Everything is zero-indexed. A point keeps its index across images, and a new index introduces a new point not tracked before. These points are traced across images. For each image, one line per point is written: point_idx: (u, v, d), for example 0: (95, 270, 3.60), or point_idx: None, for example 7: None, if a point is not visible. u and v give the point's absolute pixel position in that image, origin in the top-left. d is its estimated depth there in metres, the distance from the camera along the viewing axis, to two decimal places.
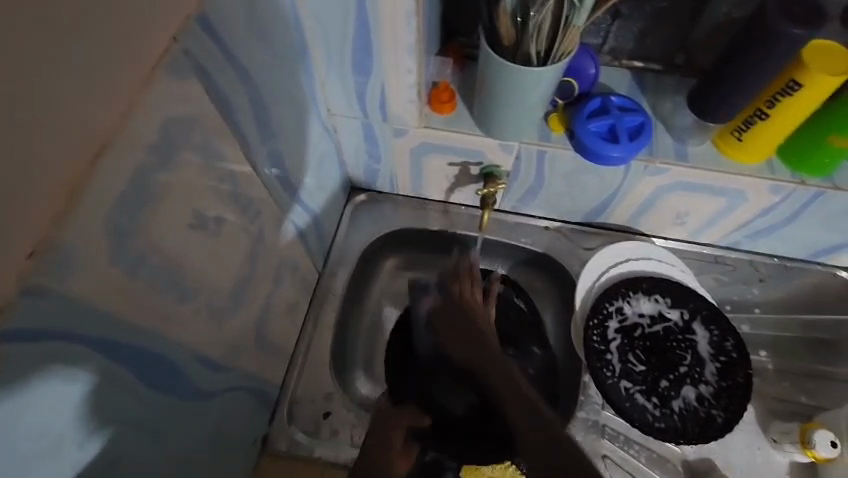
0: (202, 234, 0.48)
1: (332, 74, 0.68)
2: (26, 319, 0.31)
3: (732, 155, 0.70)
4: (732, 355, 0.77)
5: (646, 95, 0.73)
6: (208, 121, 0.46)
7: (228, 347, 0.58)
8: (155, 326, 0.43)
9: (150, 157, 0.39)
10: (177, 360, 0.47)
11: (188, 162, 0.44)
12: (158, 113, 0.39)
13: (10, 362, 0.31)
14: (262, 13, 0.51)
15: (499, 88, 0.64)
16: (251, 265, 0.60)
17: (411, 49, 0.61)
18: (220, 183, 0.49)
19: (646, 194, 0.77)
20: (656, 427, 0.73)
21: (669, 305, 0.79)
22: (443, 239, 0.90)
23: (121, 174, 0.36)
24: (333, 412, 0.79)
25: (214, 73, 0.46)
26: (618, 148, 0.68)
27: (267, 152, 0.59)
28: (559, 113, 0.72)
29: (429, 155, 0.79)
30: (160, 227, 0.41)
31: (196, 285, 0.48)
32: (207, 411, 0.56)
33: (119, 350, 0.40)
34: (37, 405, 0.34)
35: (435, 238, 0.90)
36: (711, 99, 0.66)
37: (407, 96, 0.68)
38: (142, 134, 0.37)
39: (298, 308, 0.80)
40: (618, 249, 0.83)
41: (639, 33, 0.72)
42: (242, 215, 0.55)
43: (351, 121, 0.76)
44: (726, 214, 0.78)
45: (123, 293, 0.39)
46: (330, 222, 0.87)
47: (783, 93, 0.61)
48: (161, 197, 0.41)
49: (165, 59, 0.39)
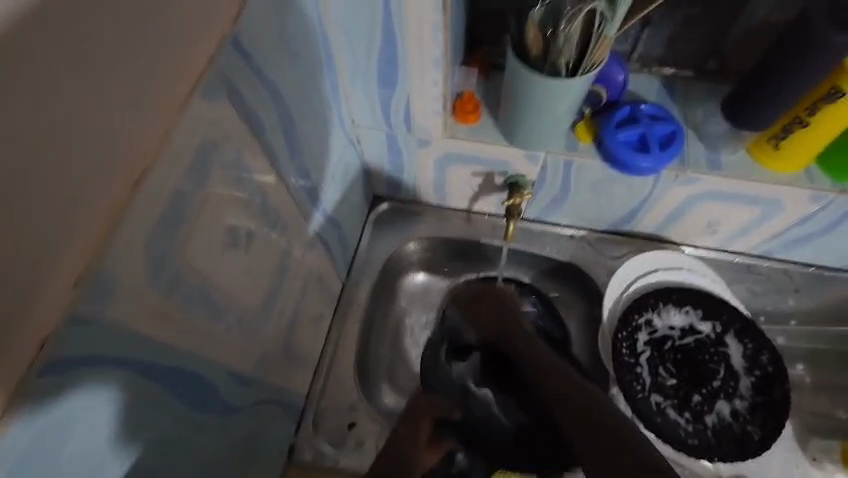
0: (233, 252, 0.48)
1: (357, 87, 0.68)
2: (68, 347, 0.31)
3: (767, 163, 0.67)
4: (768, 369, 0.75)
5: (676, 103, 0.71)
6: (240, 140, 0.46)
7: (257, 361, 0.58)
8: (188, 344, 0.43)
9: (185, 180, 0.39)
10: (208, 378, 0.47)
11: (221, 182, 0.44)
12: (191, 136, 0.39)
13: (52, 390, 0.30)
14: (291, 30, 0.51)
15: (526, 98, 0.63)
16: (279, 279, 0.60)
17: (438, 61, 0.61)
18: (251, 200, 0.50)
19: (676, 203, 0.75)
20: (689, 443, 0.71)
21: (701, 316, 0.77)
22: (468, 249, 0.90)
23: (160, 198, 0.36)
24: (358, 423, 0.78)
25: (247, 93, 0.46)
26: (648, 158, 0.67)
27: (295, 166, 0.59)
28: (587, 121, 0.71)
29: (453, 165, 0.79)
30: (193, 248, 0.41)
31: (227, 302, 0.48)
32: (236, 425, 0.56)
33: (156, 371, 0.40)
34: (78, 430, 0.34)
35: (464, 249, 0.90)
36: (748, 106, 0.65)
37: (433, 107, 0.68)
38: (180, 157, 0.38)
39: (323, 319, 0.80)
40: (647, 258, 0.81)
41: (669, 39, 0.70)
42: (270, 230, 0.55)
43: (375, 132, 0.76)
44: (761, 223, 0.76)
45: (161, 314, 0.39)
46: (353, 231, 0.86)
47: (825, 100, 0.58)
48: (195, 218, 0.41)
49: (200, 81, 0.39)
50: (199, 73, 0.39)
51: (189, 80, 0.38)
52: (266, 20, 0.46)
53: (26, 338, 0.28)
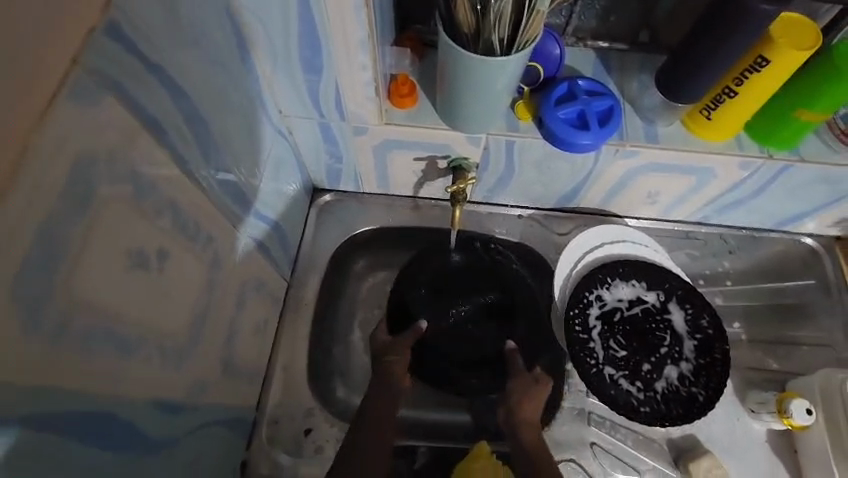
0: (144, 272, 0.42)
1: (279, 74, 0.62)
2: None
3: (702, 134, 0.68)
4: (709, 332, 0.78)
5: (612, 76, 0.71)
6: (135, 146, 0.40)
7: (192, 385, 0.53)
8: (94, 386, 0.38)
9: (60, 202, 0.32)
10: (128, 416, 0.42)
11: (116, 198, 0.38)
12: (64, 150, 0.32)
13: None
14: (187, 14, 0.44)
15: (462, 79, 0.60)
16: (209, 293, 0.55)
17: (363, 44, 0.56)
18: (159, 215, 0.44)
19: (618, 176, 0.75)
20: (642, 411, 0.74)
21: (646, 287, 0.80)
22: (430, 238, 0.87)
23: (27, 229, 0.30)
24: (315, 429, 0.75)
25: (136, 92, 0.39)
26: (588, 134, 0.65)
27: (213, 168, 0.53)
28: (526, 99, 0.69)
29: (393, 152, 0.75)
30: (85, 275, 0.35)
31: (142, 332, 0.43)
32: (173, 457, 0.51)
33: (55, 425, 0.34)
34: None
35: (419, 236, 0.87)
36: (680, 79, 0.63)
37: (364, 93, 0.63)
38: (49, 177, 0.31)
39: (268, 325, 0.76)
40: (594, 233, 0.83)
41: (601, 11, 0.69)
42: (191, 242, 0.50)
43: (306, 122, 0.71)
44: (697, 191, 0.77)
45: (51, 362, 0.33)
46: (293, 228, 0.82)
47: (751, 69, 0.59)
48: (82, 244, 0.35)
49: (66, 82, 0.32)
50: (64, 73, 0.32)
51: (52, 82, 0.31)
52: (150, 3, 0.39)
53: None
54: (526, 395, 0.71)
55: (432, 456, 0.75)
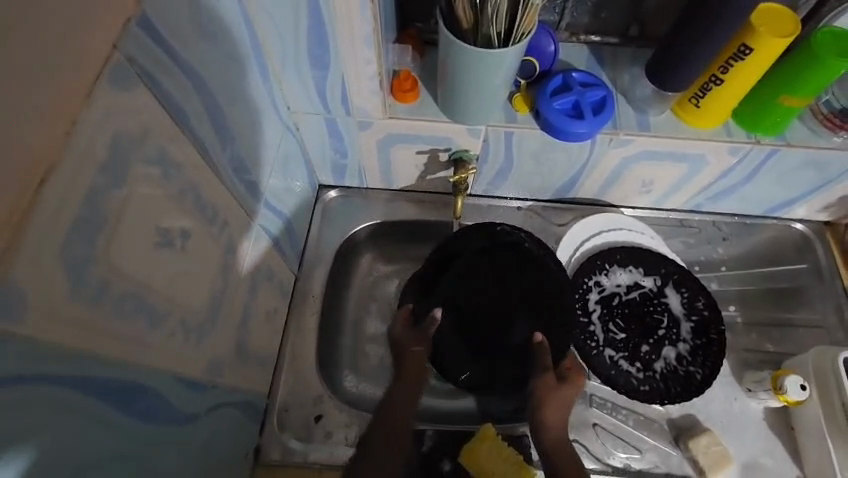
0: (168, 249, 0.45)
1: (289, 71, 0.66)
2: None
3: (692, 122, 0.71)
4: (704, 313, 0.81)
5: (605, 70, 0.74)
6: (161, 130, 0.43)
7: (208, 365, 0.55)
8: (125, 353, 0.40)
9: (99, 176, 0.35)
10: (155, 386, 0.45)
11: (144, 177, 0.41)
12: (103, 129, 0.35)
13: None
14: (208, 10, 0.48)
15: (462, 71, 0.63)
16: (224, 277, 0.57)
17: (368, 39, 0.59)
18: (181, 197, 0.46)
19: (614, 165, 0.78)
20: (641, 390, 0.77)
21: (643, 273, 0.83)
22: (433, 232, 0.90)
23: (72, 198, 0.33)
24: (325, 415, 0.77)
25: (163, 80, 0.42)
26: (583, 124, 0.69)
27: (228, 158, 0.56)
28: (523, 92, 0.73)
29: (397, 146, 0.78)
30: (117, 246, 0.38)
31: (166, 307, 0.45)
32: (192, 433, 0.53)
33: (92, 385, 0.37)
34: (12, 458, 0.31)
35: (428, 230, 0.90)
36: (668, 69, 0.67)
37: (368, 87, 0.67)
38: (89, 153, 0.34)
39: (278, 314, 0.78)
40: (592, 221, 0.86)
41: (593, 8, 0.72)
42: (208, 226, 0.52)
43: (313, 117, 0.74)
44: (690, 179, 0.80)
45: (89, 325, 0.36)
46: (300, 222, 0.85)
47: (736, 57, 0.63)
48: (116, 218, 0.38)
49: (106, 68, 0.35)
50: (104, 59, 0.35)
51: (96, 66, 0.34)
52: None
53: None
54: (550, 393, 0.68)
55: (438, 439, 0.75)
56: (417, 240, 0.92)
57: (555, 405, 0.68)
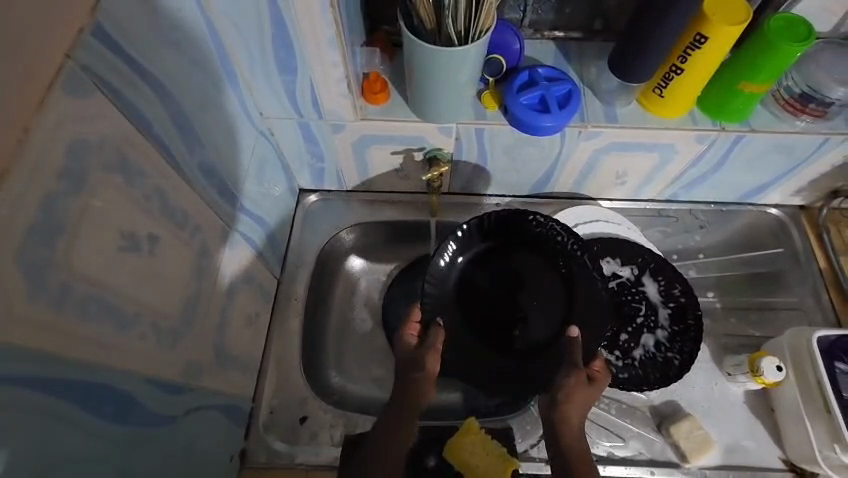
0: (134, 253, 0.46)
1: (258, 77, 0.67)
2: None
3: (658, 111, 0.73)
4: (681, 300, 0.82)
5: (572, 65, 0.76)
6: (123, 136, 0.44)
7: (185, 367, 0.56)
8: (93, 356, 0.41)
9: (57, 181, 0.36)
10: (128, 388, 0.45)
11: (105, 182, 0.42)
12: (59, 136, 0.36)
13: None
14: (170, 19, 0.49)
15: (427, 70, 0.65)
16: (198, 280, 0.58)
17: (332, 41, 0.60)
18: (146, 201, 0.47)
19: (585, 158, 0.79)
20: (621, 379, 0.77)
21: (620, 263, 0.84)
22: (414, 232, 0.92)
23: (28, 203, 0.34)
24: (310, 416, 0.78)
25: (122, 87, 0.43)
26: (550, 117, 0.70)
27: (197, 163, 0.57)
28: (491, 89, 0.74)
29: (371, 148, 0.80)
30: (79, 250, 0.39)
31: (134, 310, 0.46)
32: (171, 435, 0.54)
33: (61, 387, 0.38)
34: None
35: (408, 229, 0.91)
36: (629, 61, 0.68)
37: (337, 90, 0.68)
38: (44, 159, 0.35)
39: (260, 318, 0.79)
40: (569, 214, 0.87)
41: (556, 4, 0.74)
42: (178, 231, 0.53)
43: (286, 122, 0.75)
44: (662, 169, 0.82)
45: (54, 327, 0.37)
46: (281, 227, 0.86)
47: (692, 47, 0.64)
48: (76, 223, 0.39)
49: (60, 77, 0.36)
50: (57, 68, 0.36)
51: (49, 74, 0.35)
52: (134, 10, 0.44)
53: None
54: (577, 392, 0.65)
55: (423, 436, 0.76)
56: (399, 240, 0.93)
57: (579, 403, 0.65)
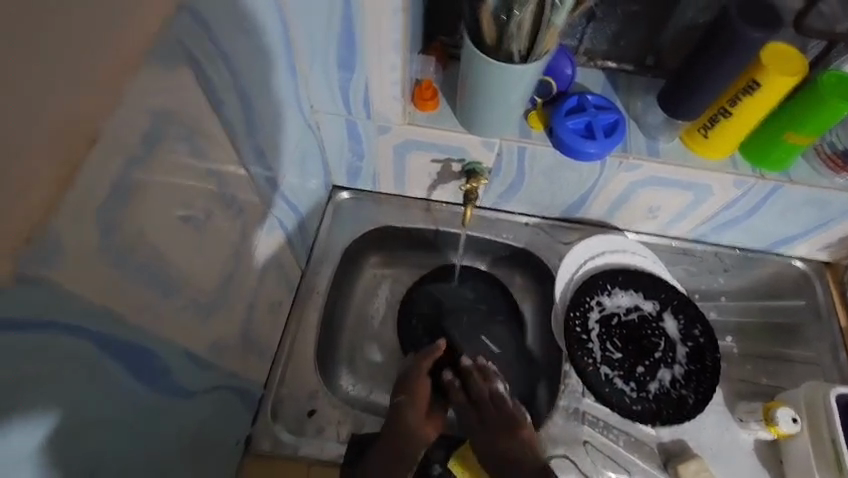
0: (189, 225, 0.47)
1: (316, 71, 0.69)
2: (23, 308, 0.30)
3: (701, 151, 0.74)
4: (701, 340, 0.82)
5: (619, 95, 0.77)
6: (196, 112, 0.45)
7: (214, 343, 0.57)
8: (139, 318, 0.41)
9: (137, 145, 0.38)
10: (164, 355, 0.46)
11: (176, 152, 0.43)
12: (147, 101, 0.38)
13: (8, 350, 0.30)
14: (250, 5, 0.50)
15: (483, 84, 0.66)
16: (236, 260, 0.59)
17: (396, 46, 0.62)
18: (207, 176, 0.49)
19: (620, 189, 0.80)
20: (634, 409, 0.78)
21: (644, 296, 0.84)
22: (438, 240, 0.93)
23: (112, 163, 0.35)
24: (318, 410, 0.78)
25: (204, 65, 0.45)
26: (594, 144, 0.71)
27: (252, 146, 0.59)
28: (539, 110, 0.75)
29: (412, 152, 0.81)
30: (143, 216, 0.40)
31: (180, 280, 0.47)
32: (191, 408, 0.54)
33: (109, 344, 0.38)
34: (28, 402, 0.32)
35: (434, 238, 0.93)
36: (681, 97, 0.69)
37: (391, 92, 0.69)
38: (131, 123, 0.36)
39: (281, 306, 0.79)
40: (595, 242, 0.88)
41: (612, 35, 0.75)
42: (227, 210, 0.54)
43: (335, 118, 0.77)
44: (694, 208, 0.82)
45: (114, 282, 0.38)
46: (312, 219, 0.87)
47: (744, 92, 0.65)
48: (144, 189, 0.39)
49: (158, 46, 0.38)
50: (157, 38, 0.37)
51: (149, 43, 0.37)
52: None
53: None
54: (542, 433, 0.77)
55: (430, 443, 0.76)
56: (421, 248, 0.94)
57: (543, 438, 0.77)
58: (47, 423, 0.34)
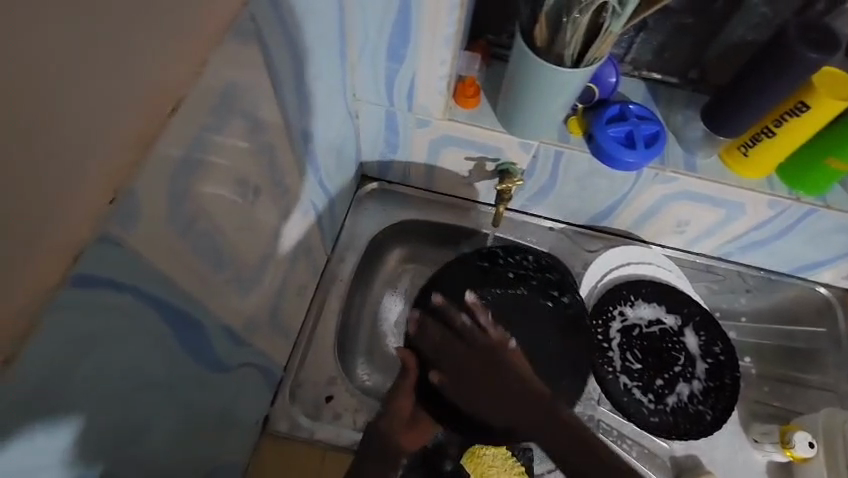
0: (242, 200, 0.47)
1: (364, 59, 0.69)
2: (102, 268, 0.31)
3: (739, 169, 0.74)
4: (721, 358, 0.83)
5: (660, 107, 0.77)
6: (259, 89, 0.46)
7: (249, 320, 0.57)
8: (191, 288, 0.42)
9: (208, 116, 0.38)
10: (209, 327, 0.47)
11: (239, 127, 0.44)
12: (220, 74, 0.38)
13: (85, 308, 0.30)
14: None
15: (530, 86, 0.66)
16: (275, 240, 0.60)
17: (449, 39, 0.63)
18: (261, 154, 0.49)
19: (651, 201, 0.80)
20: (650, 421, 0.78)
21: (666, 310, 0.85)
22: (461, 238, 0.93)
23: (186, 132, 0.36)
24: (335, 396, 0.79)
25: (270, 43, 0.45)
26: (633, 153, 0.71)
27: (300, 128, 0.59)
28: (579, 116, 0.75)
29: (448, 148, 0.81)
30: (205, 187, 0.40)
31: (229, 254, 0.48)
32: (224, 383, 0.55)
33: (166, 312, 0.39)
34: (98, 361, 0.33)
35: (460, 235, 0.92)
36: (726, 113, 0.69)
37: (436, 86, 0.70)
38: (206, 94, 0.37)
39: (306, 291, 0.80)
40: (619, 252, 0.88)
41: (658, 46, 0.75)
42: (273, 189, 0.55)
43: (375, 108, 0.77)
44: (724, 226, 0.82)
45: (175, 252, 0.38)
46: (341, 207, 0.88)
47: (790, 114, 0.65)
48: (209, 160, 0.40)
49: (235, 20, 0.38)
50: (235, 12, 0.38)
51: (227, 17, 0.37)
52: None
53: (62, 243, 0.27)
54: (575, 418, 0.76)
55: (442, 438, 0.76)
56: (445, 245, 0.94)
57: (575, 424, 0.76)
58: (110, 384, 0.35)
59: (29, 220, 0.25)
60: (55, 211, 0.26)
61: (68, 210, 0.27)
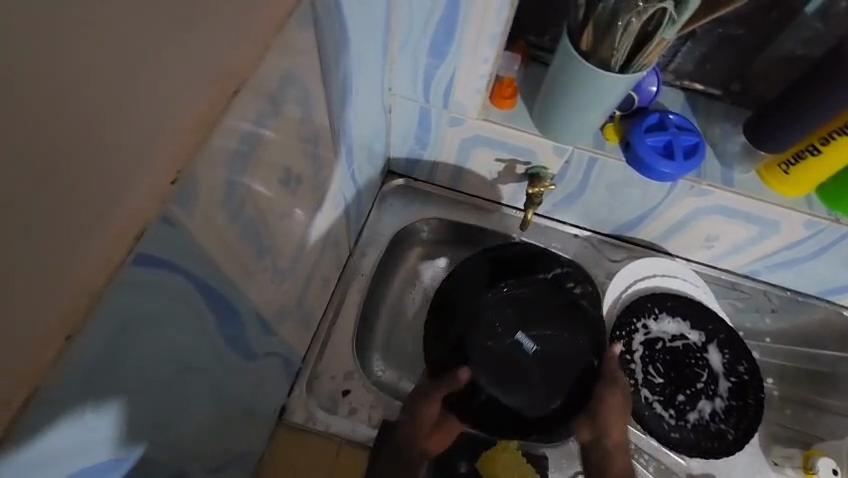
0: (285, 189, 0.47)
1: (405, 53, 0.68)
2: (159, 247, 0.30)
3: (778, 187, 0.72)
4: (745, 377, 0.82)
5: (698, 118, 0.76)
6: (310, 76, 0.45)
7: (279, 309, 0.57)
8: (232, 273, 0.42)
9: (265, 100, 0.37)
10: (244, 314, 0.46)
11: (289, 115, 0.43)
12: (278, 58, 0.37)
13: (141, 287, 0.30)
14: None
15: (573, 88, 0.65)
16: (308, 231, 0.59)
17: (494, 37, 0.62)
18: (306, 142, 0.49)
19: (682, 214, 0.79)
20: (672, 437, 0.77)
21: (691, 325, 0.84)
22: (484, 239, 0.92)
23: (245, 115, 0.35)
24: (352, 391, 0.78)
25: (323, 31, 0.45)
26: (671, 164, 0.70)
27: (341, 119, 0.59)
28: (616, 123, 0.74)
29: (479, 148, 0.80)
30: (254, 172, 0.40)
31: (269, 242, 0.47)
32: (251, 371, 0.54)
33: (208, 296, 0.38)
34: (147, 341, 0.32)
35: (484, 237, 0.92)
36: (770, 128, 0.68)
37: (475, 85, 0.69)
38: (265, 78, 0.36)
39: (329, 284, 0.79)
40: (642, 264, 0.87)
41: (701, 57, 0.74)
42: (312, 179, 0.54)
43: (410, 104, 0.76)
44: (755, 243, 0.80)
45: (222, 236, 0.38)
46: (366, 201, 0.87)
47: (837, 132, 0.64)
48: (261, 145, 0.39)
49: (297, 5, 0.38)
50: None
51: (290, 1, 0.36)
52: None
53: (128, 223, 0.26)
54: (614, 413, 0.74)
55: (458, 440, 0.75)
56: (468, 245, 0.93)
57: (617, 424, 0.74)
58: (155, 365, 0.34)
59: (105, 198, 0.24)
60: (125, 187, 0.25)
61: (138, 187, 0.26)
